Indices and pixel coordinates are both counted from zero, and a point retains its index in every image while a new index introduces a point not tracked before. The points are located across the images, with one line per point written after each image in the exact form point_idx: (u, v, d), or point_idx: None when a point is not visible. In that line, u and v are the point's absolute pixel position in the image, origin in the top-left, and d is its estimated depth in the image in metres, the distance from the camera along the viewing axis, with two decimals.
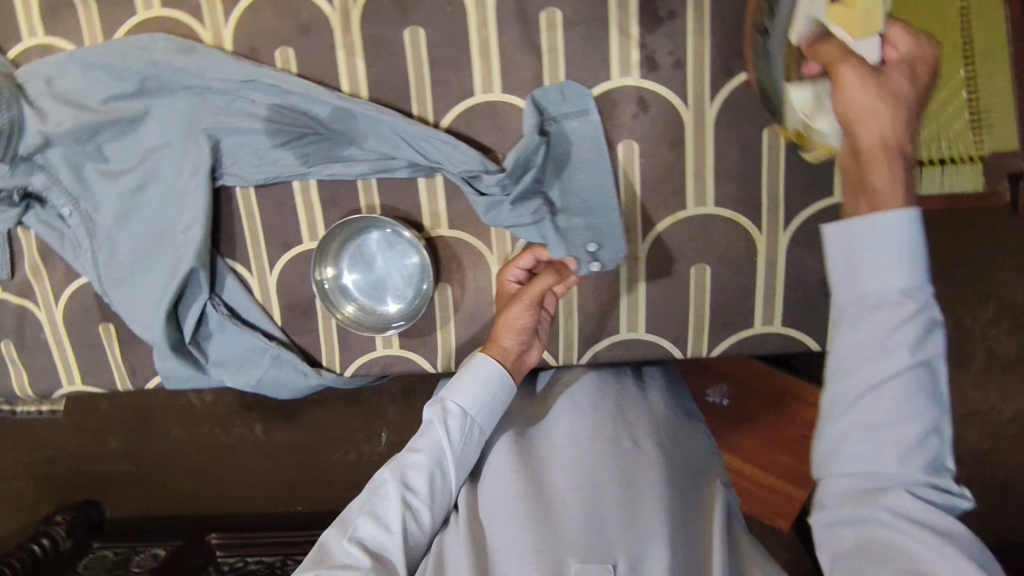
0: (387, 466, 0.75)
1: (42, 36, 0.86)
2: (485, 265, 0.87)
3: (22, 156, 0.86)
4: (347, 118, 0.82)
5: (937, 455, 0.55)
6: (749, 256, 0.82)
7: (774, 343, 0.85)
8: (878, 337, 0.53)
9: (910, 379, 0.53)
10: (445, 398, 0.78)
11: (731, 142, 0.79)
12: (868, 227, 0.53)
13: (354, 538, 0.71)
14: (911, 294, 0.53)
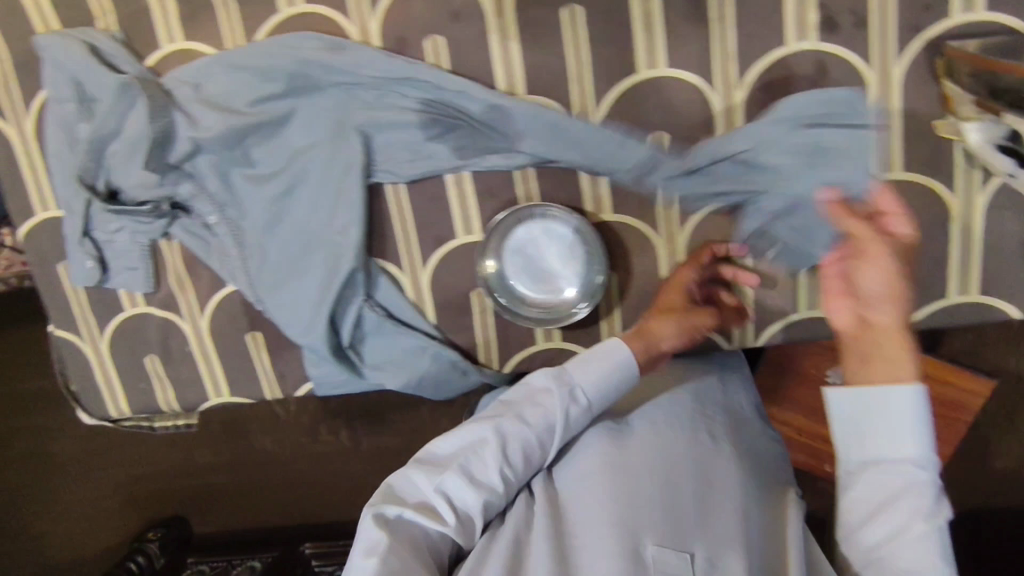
0: (484, 420, 0.68)
1: (183, 41, 0.83)
2: (650, 248, 0.85)
3: (171, 165, 0.85)
4: (501, 113, 0.81)
5: None
6: (939, 221, 0.78)
7: (964, 313, 0.81)
8: (876, 482, 0.61)
9: (931, 538, 0.57)
10: (573, 379, 0.72)
11: (918, 101, 0.75)
12: (844, 403, 0.62)
13: (441, 490, 0.64)
14: (922, 466, 0.59)
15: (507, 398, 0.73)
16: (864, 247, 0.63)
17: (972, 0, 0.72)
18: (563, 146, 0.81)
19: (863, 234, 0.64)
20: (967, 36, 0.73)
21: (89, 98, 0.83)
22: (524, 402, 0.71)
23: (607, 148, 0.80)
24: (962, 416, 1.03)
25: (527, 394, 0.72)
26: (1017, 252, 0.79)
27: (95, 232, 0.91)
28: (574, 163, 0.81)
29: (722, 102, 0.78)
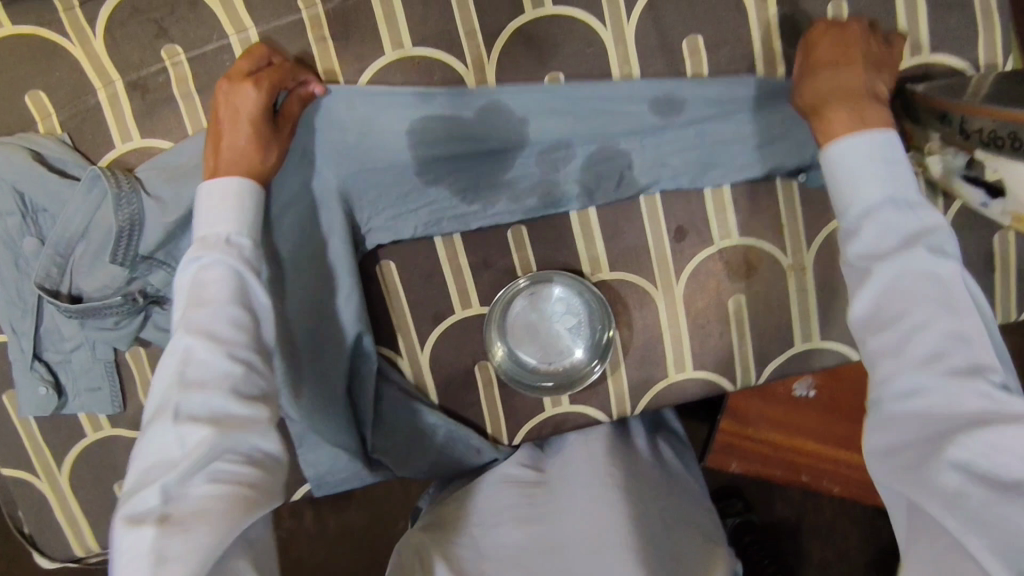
0: (201, 313, 0.57)
1: (140, 138, 0.78)
2: (651, 301, 0.85)
3: (142, 255, 0.76)
4: (498, 121, 0.78)
5: (985, 365, 0.51)
6: None
7: None
8: (892, 226, 0.57)
9: (924, 256, 0.55)
10: (219, 234, 0.61)
11: None
12: (852, 147, 0.61)
13: (183, 416, 0.53)
14: (939, 250, 0.55)
15: (181, 285, 0.59)
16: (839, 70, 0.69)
17: (918, 46, 0.79)
18: (570, 150, 0.80)
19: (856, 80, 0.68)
20: (918, 78, 0.79)
21: (36, 207, 0.77)
22: (196, 277, 0.58)
23: (609, 140, 0.79)
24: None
25: (187, 275, 0.59)
26: (986, 269, 0.84)
27: (47, 351, 0.82)
28: (581, 170, 0.80)
29: (713, 94, 0.78)
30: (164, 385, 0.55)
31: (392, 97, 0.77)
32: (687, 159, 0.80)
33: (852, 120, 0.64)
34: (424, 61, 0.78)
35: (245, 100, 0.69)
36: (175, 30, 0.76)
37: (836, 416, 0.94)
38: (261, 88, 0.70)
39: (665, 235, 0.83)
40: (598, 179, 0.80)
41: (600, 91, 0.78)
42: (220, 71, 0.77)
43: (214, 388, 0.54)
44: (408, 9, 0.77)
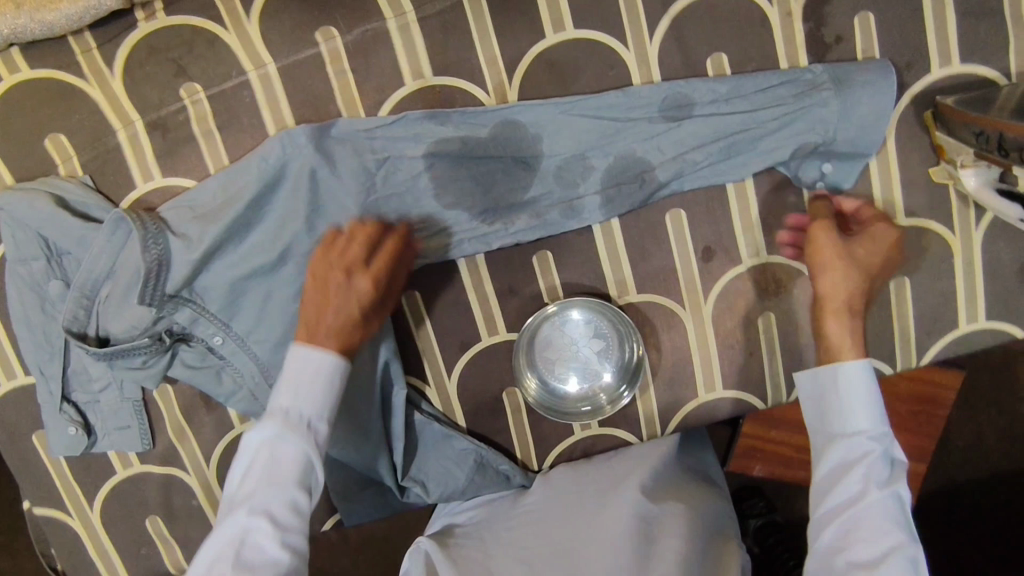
0: (268, 492, 0.62)
1: (161, 177, 0.77)
2: (678, 322, 0.84)
3: (169, 295, 0.75)
4: (513, 138, 0.77)
5: (897, 498, 0.64)
6: (944, 259, 0.82)
7: (979, 340, 0.85)
8: (864, 403, 0.66)
9: (881, 505, 0.63)
10: (301, 415, 0.65)
11: (913, 151, 0.80)
12: (855, 385, 0.67)
13: (254, 509, 0.62)
14: (874, 438, 0.65)
15: (255, 442, 0.64)
16: (813, 230, 0.75)
17: (947, 57, 0.77)
18: (590, 157, 0.78)
19: (820, 210, 0.77)
20: (947, 90, 0.78)
21: (60, 252, 0.76)
22: (270, 445, 0.63)
23: (629, 147, 0.78)
24: (944, 409, 1.02)
25: (263, 437, 0.64)
26: (1018, 280, 0.83)
27: (75, 393, 0.82)
28: (604, 173, 0.78)
29: (727, 95, 0.77)
30: (225, 537, 0.61)
31: (404, 121, 0.76)
32: (714, 152, 0.78)
33: (829, 258, 0.73)
34: (444, 90, 0.77)
35: (339, 287, 0.70)
36: (195, 68, 0.75)
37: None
38: (355, 287, 0.70)
39: (692, 256, 0.82)
40: (624, 181, 0.78)
41: (615, 103, 0.77)
42: (240, 107, 0.76)
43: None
44: (428, 38, 0.76)
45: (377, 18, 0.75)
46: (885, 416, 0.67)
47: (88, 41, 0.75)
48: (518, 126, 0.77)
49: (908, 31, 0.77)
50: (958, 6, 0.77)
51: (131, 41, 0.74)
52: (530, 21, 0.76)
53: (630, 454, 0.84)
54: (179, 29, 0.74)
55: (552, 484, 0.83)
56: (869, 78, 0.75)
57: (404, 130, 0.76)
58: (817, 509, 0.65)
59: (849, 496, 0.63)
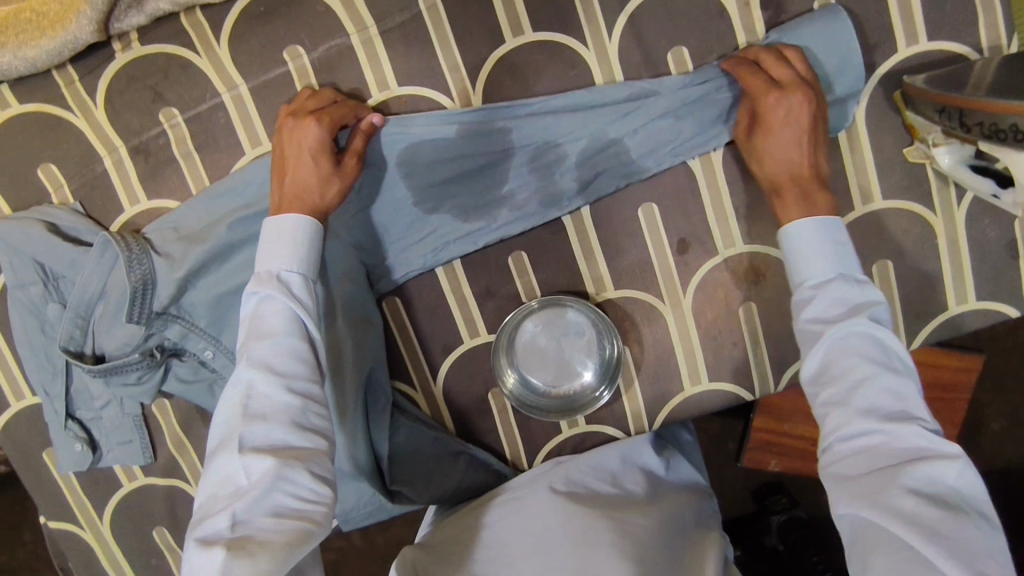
0: (261, 346, 0.61)
1: (146, 200, 0.81)
2: (658, 316, 0.84)
3: (157, 312, 0.78)
4: (482, 138, 0.78)
5: (867, 342, 0.60)
6: (928, 241, 0.80)
7: (972, 321, 0.83)
8: (810, 256, 0.66)
9: (843, 341, 0.61)
10: (274, 272, 0.65)
11: (886, 133, 0.78)
12: (800, 238, 0.67)
13: (254, 360, 0.60)
14: (830, 280, 0.64)
15: (243, 320, 0.64)
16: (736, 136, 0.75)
17: (915, 34, 0.76)
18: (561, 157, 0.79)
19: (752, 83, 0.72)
20: (917, 68, 0.76)
21: (56, 276, 0.80)
22: (254, 328, 0.62)
23: (599, 140, 0.79)
24: (962, 392, 0.98)
25: (247, 312, 0.64)
26: (1009, 257, 0.80)
27: (79, 411, 0.86)
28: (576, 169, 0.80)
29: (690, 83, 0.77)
30: (223, 467, 0.57)
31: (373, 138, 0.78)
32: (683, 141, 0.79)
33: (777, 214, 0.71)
34: (409, 99, 0.79)
35: (300, 156, 0.72)
36: (170, 94, 0.78)
37: None
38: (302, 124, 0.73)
39: (668, 249, 0.82)
40: (601, 170, 0.80)
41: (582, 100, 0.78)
42: (216, 128, 0.79)
43: (275, 422, 0.58)
44: (390, 49, 0.78)
45: (339, 34, 0.77)
46: (839, 253, 0.65)
47: (72, 74, 0.79)
48: (486, 130, 0.78)
49: (872, 11, 0.76)
50: None
51: (111, 72, 0.78)
52: (487, 27, 0.78)
53: (602, 454, 0.84)
54: (154, 57, 0.78)
55: (531, 478, 0.83)
56: (828, 49, 0.75)
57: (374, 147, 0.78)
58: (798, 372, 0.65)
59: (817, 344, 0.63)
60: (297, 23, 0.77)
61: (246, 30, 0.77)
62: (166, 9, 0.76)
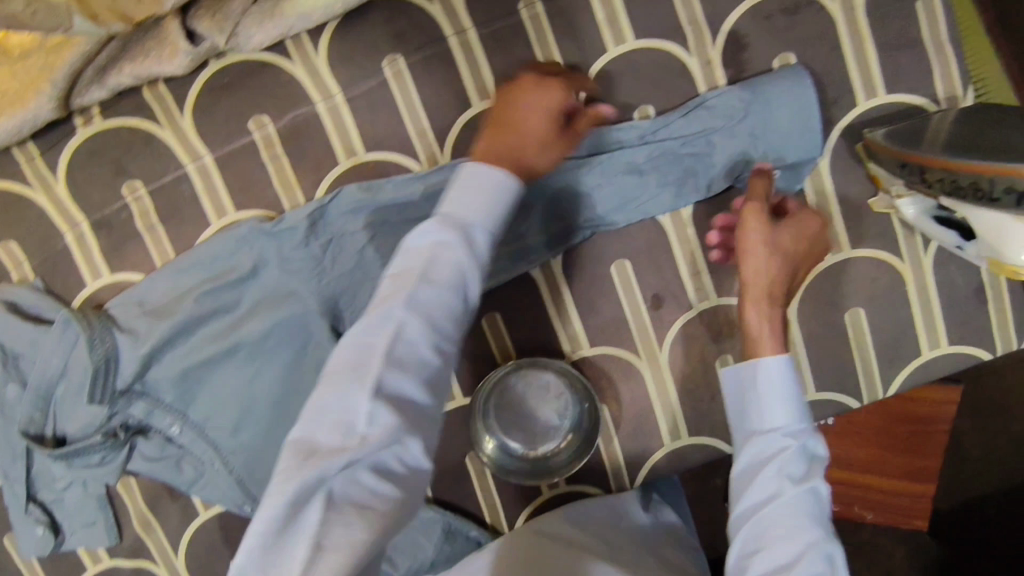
0: (428, 290, 0.53)
1: (110, 274, 0.79)
2: (635, 372, 0.83)
3: (121, 390, 0.76)
4: (449, 193, 0.76)
5: (813, 505, 0.59)
6: (897, 288, 0.81)
7: (946, 366, 0.83)
8: (773, 403, 0.64)
9: (796, 502, 0.59)
10: (467, 219, 0.57)
11: (851, 184, 0.79)
12: (764, 379, 0.65)
13: (415, 302, 0.52)
14: (791, 434, 0.63)
15: (413, 250, 0.55)
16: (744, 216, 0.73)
17: (874, 88, 0.77)
18: (529, 210, 0.79)
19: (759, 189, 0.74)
20: (878, 120, 0.77)
21: (15, 355, 0.77)
22: (422, 267, 0.54)
23: (566, 191, 0.79)
24: (942, 424, 0.99)
25: (424, 245, 0.55)
26: (977, 302, 0.81)
27: (41, 493, 0.82)
28: (544, 221, 0.80)
29: (652, 129, 0.78)
30: (345, 397, 0.48)
31: (339, 200, 0.77)
32: (648, 190, 0.79)
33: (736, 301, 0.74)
34: (377, 164, 0.78)
35: (531, 107, 0.69)
36: (134, 167, 0.77)
37: (862, 446, 1.01)
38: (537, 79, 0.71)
39: (642, 305, 0.82)
40: (569, 221, 0.80)
41: None
42: (180, 200, 0.78)
43: (414, 376, 0.50)
44: (356, 116, 0.77)
45: (304, 103, 0.77)
46: (802, 405, 0.65)
47: (33, 150, 0.78)
48: (453, 184, 0.77)
49: (832, 67, 0.77)
50: (879, 38, 0.76)
51: (73, 146, 0.77)
52: (452, 90, 0.77)
53: (584, 513, 0.80)
54: (117, 131, 0.77)
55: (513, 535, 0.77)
56: (788, 92, 0.76)
57: (340, 208, 0.77)
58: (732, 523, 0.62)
59: (762, 497, 0.61)
60: (262, 93, 0.76)
61: (210, 102, 0.76)
62: (128, 83, 0.75)
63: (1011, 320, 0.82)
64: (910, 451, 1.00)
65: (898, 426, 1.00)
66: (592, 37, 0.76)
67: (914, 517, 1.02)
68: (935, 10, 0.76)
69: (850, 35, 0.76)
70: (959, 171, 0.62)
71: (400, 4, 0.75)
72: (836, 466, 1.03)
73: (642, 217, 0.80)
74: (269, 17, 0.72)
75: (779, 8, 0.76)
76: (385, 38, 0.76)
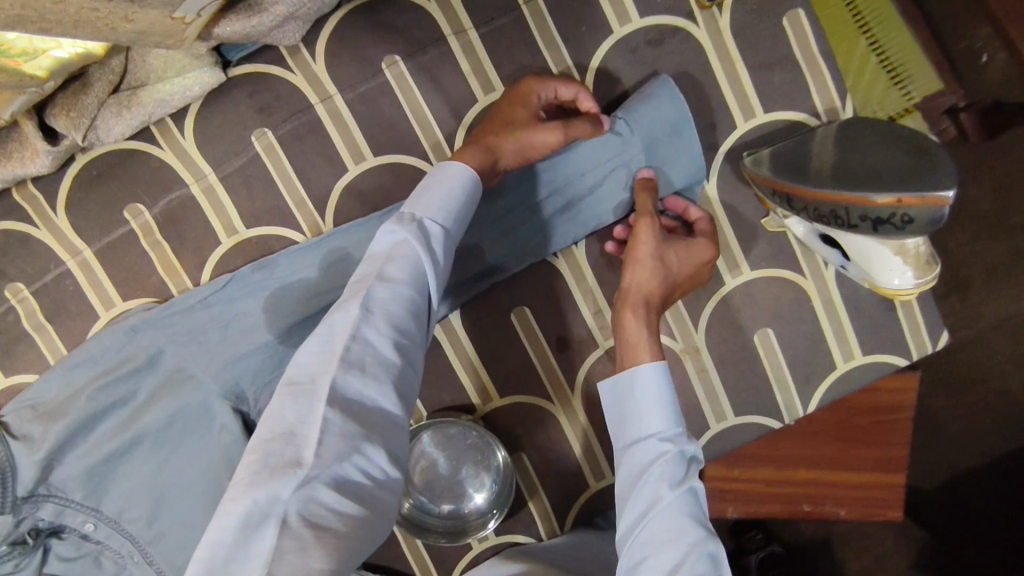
0: (392, 283, 0.56)
1: (4, 378, 0.78)
2: (550, 417, 0.82)
3: (23, 496, 0.74)
4: (339, 264, 0.75)
5: (692, 507, 0.60)
6: (804, 304, 0.80)
7: (864, 376, 0.82)
8: (648, 411, 0.64)
9: (676, 505, 0.59)
10: (427, 215, 0.60)
11: (742, 206, 0.78)
12: (637, 389, 0.65)
13: (375, 299, 0.54)
14: (667, 439, 0.63)
15: (376, 253, 0.59)
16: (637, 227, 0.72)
17: (750, 109, 0.76)
18: None
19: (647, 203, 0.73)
20: (759, 141, 0.77)
21: None
22: (381, 267, 0.57)
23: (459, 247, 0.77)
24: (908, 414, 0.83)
25: (381, 248, 0.58)
26: (885, 309, 0.80)
27: None
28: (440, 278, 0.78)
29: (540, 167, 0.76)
30: (293, 412, 0.48)
31: (232, 281, 0.76)
32: (542, 233, 0.77)
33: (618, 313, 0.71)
34: (260, 239, 0.77)
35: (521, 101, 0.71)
36: (14, 269, 0.76)
37: (822, 444, 0.83)
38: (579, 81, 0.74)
39: (548, 349, 0.81)
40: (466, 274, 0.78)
41: None
42: (65, 297, 0.77)
43: (371, 375, 0.51)
44: (232, 193, 0.76)
45: (178, 186, 0.76)
46: (676, 410, 0.65)
47: None
48: (341, 255, 0.75)
49: (705, 93, 0.76)
50: (747, 59, 0.75)
51: None
52: (326, 157, 0.76)
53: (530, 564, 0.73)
54: None
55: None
56: (668, 116, 0.75)
57: (233, 289, 0.76)
58: (621, 540, 0.61)
59: (642, 508, 0.60)
60: (134, 180, 0.75)
61: (82, 197, 0.75)
62: None
63: (922, 323, 0.81)
64: (878, 445, 0.83)
65: (855, 420, 0.82)
66: (459, 89, 0.75)
67: (894, 509, 0.83)
68: (801, 25, 0.75)
69: (719, 60, 0.75)
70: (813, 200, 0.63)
71: (263, 78, 0.75)
72: (801, 466, 0.83)
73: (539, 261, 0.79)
74: (127, 107, 0.71)
75: (645, 41, 0.75)
76: (251, 113, 0.75)
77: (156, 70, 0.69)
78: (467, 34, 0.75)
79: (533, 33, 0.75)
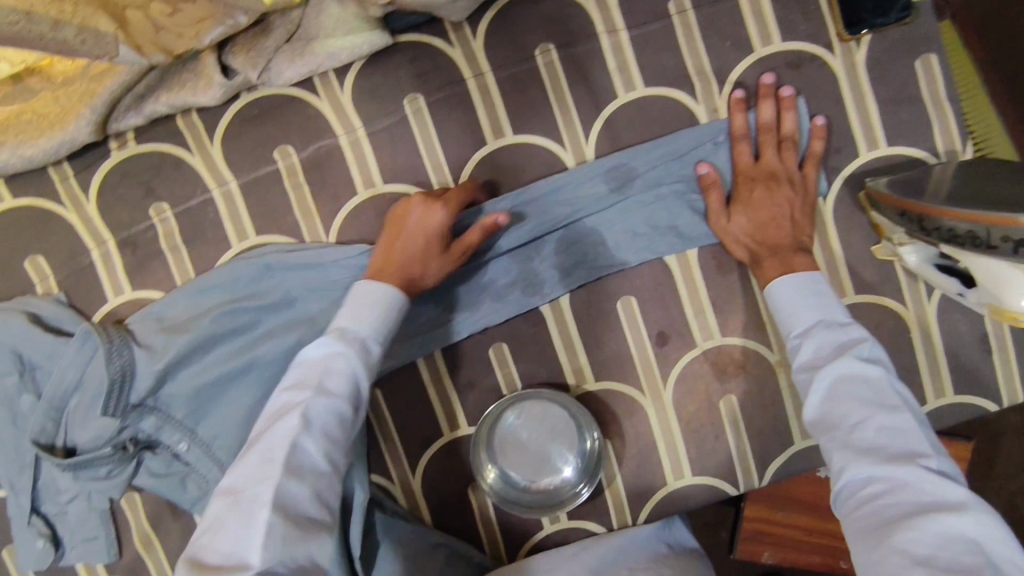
0: (313, 397, 0.60)
1: (132, 290, 0.82)
2: (639, 408, 0.83)
3: (133, 404, 0.76)
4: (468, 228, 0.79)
5: (855, 381, 0.62)
6: (904, 334, 0.81)
7: (954, 414, 0.82)
8: (791, 313, 0.71)
9: (832, 388, 0.63)
10: (359, 332, 0.67)
11: (854, 229, 0.81)
12: (780, 293, 0.72)
13: (307, 415, 0.59)
14: (809, 332, 0.68)
15: (308, 360, 0.64)
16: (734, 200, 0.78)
17: (874, 140, 0.80)
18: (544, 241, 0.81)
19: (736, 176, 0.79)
20: (879, 171, 0.80)
21: (32, 366, 0.78)
22: (320, 379, 0.62)
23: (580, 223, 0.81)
24: None
25: (317, 357, 0.64)
26: (981, 350, 0.82)
27: (45, 504, 0.80)
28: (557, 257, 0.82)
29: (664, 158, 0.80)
30: (237, 532, 0.53)
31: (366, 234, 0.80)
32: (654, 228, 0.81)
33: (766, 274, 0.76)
34: (394, 196, 0.81)
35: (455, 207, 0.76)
36: (162, 189, 0.81)
37: None
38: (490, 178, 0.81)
39: (646, 340, 0.83)
40: (580, 253, 0.82)
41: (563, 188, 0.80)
42: (205, 222, 0.81)
43: (308, 483, 0.56)
44: (377, 148, 0.81)
45: (328, 135, 0.81)
46: (823, 302, 0.70)
47: (67, 170, 0.82)
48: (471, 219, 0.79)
49: (834, 118, 0.80)
50: (879, 92, 0.80)
51: (105, 170, 0.82)
52: (469, 127, 0.80)
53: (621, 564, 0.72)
54: (149, 155, 0.81)
55: None
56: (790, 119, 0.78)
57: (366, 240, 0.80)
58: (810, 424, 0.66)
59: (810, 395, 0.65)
60: (288, 123, 0.81)
61: (239, 132, 0.81)
62: (163, 110, 0.79)
63: (1017, 370, 0.82)
64: None
65: None
66: (603, 83, 0.81)
67: None
68: (933, 69, 0.80)
69: (851, 90, 0.80)
70: (952, 223, 0.67)
71: (425, 48, 0.81)
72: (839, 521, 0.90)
73: (653, 256, 0.82)
74: (299, 55, 0.77)
75: (783, 63, 0.80)
76: (409, 78, 0.81)
77: (327, 28, 0.76)
78: (619, 34, 0.80)
79: (680, 41, 0.80)
